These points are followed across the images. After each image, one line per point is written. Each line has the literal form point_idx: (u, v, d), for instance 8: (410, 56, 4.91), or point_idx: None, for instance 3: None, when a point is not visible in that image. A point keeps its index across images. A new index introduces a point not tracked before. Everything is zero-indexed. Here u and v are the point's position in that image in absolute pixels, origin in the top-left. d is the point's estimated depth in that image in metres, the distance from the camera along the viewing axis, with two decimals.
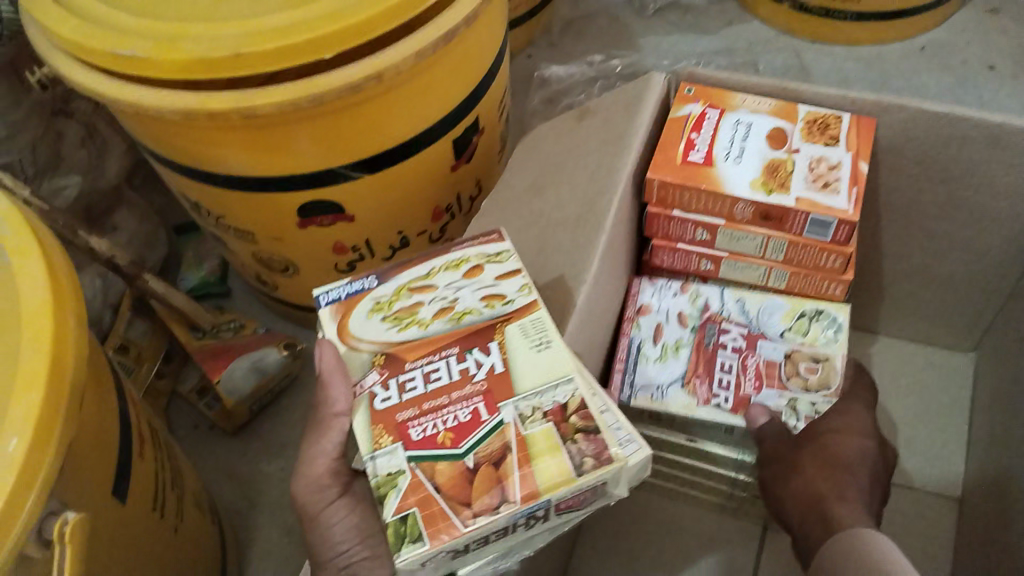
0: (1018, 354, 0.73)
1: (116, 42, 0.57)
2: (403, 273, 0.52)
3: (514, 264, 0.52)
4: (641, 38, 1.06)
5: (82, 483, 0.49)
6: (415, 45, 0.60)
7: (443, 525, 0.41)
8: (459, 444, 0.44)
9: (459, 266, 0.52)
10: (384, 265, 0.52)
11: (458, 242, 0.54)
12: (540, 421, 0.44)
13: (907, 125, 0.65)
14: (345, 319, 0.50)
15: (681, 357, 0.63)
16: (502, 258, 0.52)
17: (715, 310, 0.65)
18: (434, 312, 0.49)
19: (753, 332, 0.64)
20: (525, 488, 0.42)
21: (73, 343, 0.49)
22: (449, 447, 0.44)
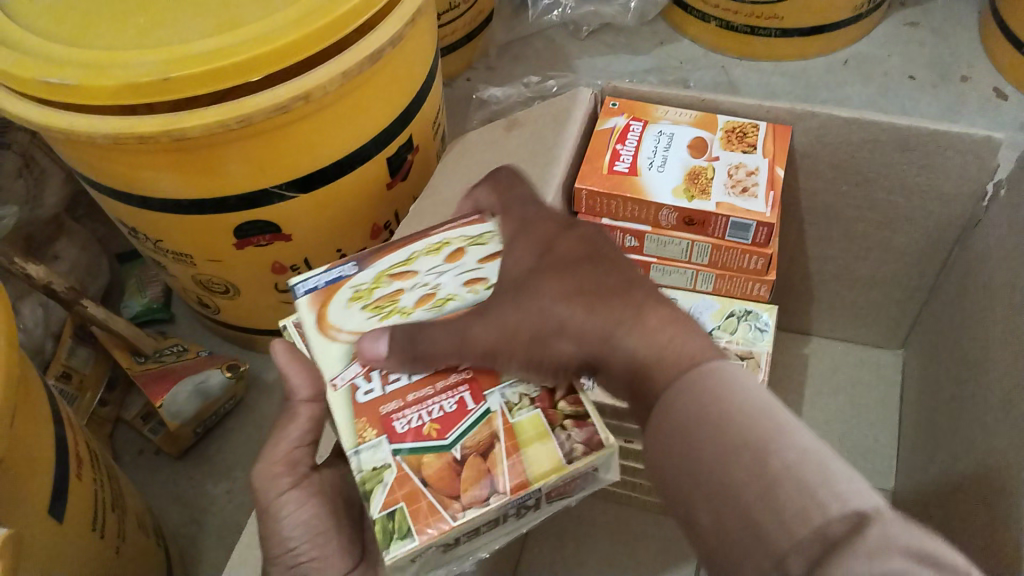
0: (941, 348, 0.76)
1: (45, 71, 0.58)
2: (383, 259, 0.53)
3: (495, 246, 0.52)
4: (577, 59, 1.09)
5: (15, 501, 0.50)
6: (344, 65, 0.61)
7: (433, 519, 0.42)
8: (444, 436, 0.45)
9: (438, 252, 0.53)
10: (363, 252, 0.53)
11: (440, 228, 0.55)
12: (529, 409, 0.46)
13: (821, 130, 0.67)
14: (323, 305, 0.51)
15: None
16: (484, 240, 0.53)
17: None
18: (416, 293, 0.50)
19: None
20: (514, 478, 0.43)
21: (2, 362, 0.49)
22: (434, 440, 0.44)
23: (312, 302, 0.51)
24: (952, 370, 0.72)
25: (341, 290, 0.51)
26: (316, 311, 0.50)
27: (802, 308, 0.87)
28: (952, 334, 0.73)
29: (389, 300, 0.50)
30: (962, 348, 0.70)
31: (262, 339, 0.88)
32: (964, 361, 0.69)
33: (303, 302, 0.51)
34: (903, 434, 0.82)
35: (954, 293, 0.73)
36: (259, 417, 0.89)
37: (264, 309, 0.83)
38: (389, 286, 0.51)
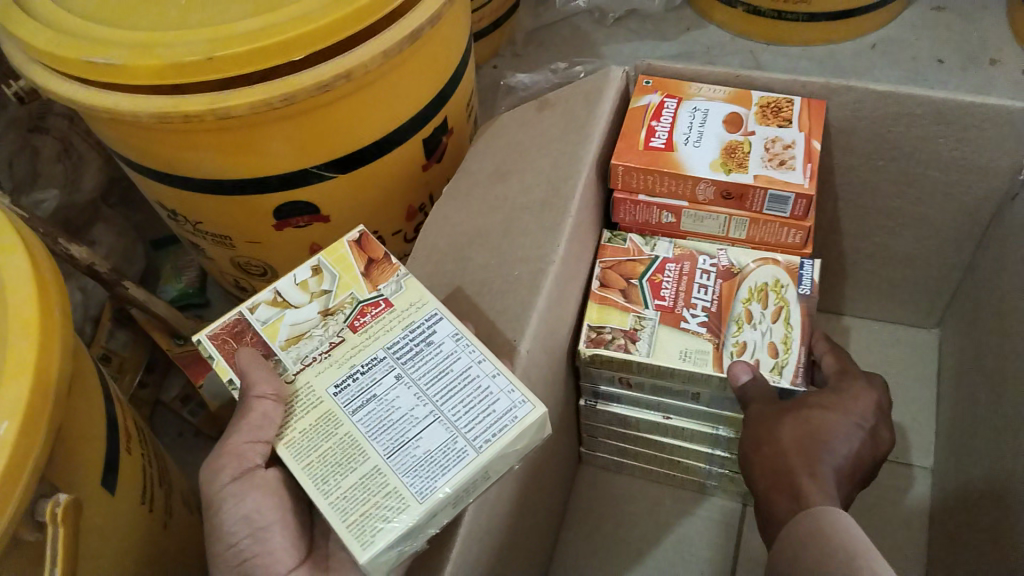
0: (978, 324, 0.76)
1: (91, 50, 0.59)
2: (373, 269, 0.54)
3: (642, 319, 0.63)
4: (603, 46, 1.10)
5: (75, 470, 0.51)
6: (383, 45, 0.62)
7: (364, 494, 0.45)
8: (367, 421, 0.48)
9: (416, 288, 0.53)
10: (370, 256, 0.55)
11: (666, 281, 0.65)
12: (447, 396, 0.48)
13: (857, 105, 0.68)
14: (356, 265, 0.54)
15: None
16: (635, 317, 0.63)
17: None
18: (731, 296, 0.63)
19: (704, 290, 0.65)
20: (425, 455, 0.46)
21: (61, 334, 0.50)
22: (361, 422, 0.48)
23: (348, 250, 0.55)
24: (990, 346, 0.73)
25: (700, 270, 0.65)
26: (340, 268, 0.54)
27: (836, 286, 0.88)
28: (989, 308, 0.74)
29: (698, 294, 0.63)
30: (1001, 321, 0.70)
31: None
32: (1002, 335, 0.70)
33: (339, 248, 0.55)
34: (941, 411, 0.82)
35: (991, 269, 0.73)
36: None
37: None
38: (725, 308, 0.63)
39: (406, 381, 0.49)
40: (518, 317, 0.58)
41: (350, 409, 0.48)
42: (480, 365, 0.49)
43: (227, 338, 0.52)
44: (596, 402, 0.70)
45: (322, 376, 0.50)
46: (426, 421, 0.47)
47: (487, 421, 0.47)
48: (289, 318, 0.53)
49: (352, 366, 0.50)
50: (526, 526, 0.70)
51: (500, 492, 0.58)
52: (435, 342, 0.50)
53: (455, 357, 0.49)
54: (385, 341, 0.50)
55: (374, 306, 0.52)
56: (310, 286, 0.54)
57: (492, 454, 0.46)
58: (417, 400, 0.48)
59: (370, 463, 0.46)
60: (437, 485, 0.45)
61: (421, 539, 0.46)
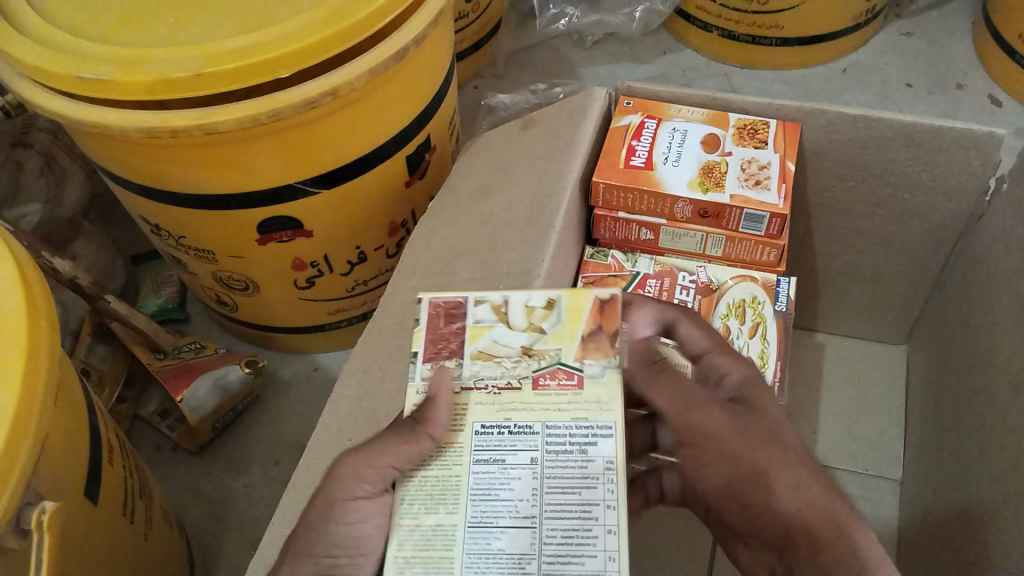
0: (946, 341, 0.78)
1: (80, 66, 0.59)
2: (593, 333, 0.47)
3: None
4: (582, 68, 1.11)
5: (60, 479, 0.51)
6: (370, 63, 0.63)
7: (417, 550, 0.42)
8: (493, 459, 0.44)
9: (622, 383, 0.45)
10: (606, 315, 0.47)
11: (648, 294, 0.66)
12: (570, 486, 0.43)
13: (829, 127, 0.70)
14: (585, 316, 0.48)
15: None
16: None
17: None
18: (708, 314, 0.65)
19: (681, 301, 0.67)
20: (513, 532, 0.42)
21: (48, 343, 0.51)
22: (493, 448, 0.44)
23: (589, 303, 0.48)
24: (957, 362, 0.75)
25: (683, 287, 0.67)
26: (572, 313, 0.48)
27: (808, 303, 0.90)
28: (957, 324, 0.76)
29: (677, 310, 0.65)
30: (967, 338, 0.73)
31: (278, 337, 0.90)
32: (968, 352, 0.72)
33: (583, 295, 0.48)
34: (911, 426, 0.84)
35: (958, 287, 0.75)
36: (275, 415, 0.90)
37: (282, 307, 0.84)
38: (705, 324, 0.65)
39: (538, 472, 0.43)
40: None
41: (479, 458, 0.44)
42: (609, 509, 0.41)
43: (440, 313, 0.49)
44: None
45: (479, 404, 0.45)
46: (523, 522, 0.41)
47: (569, 574, 0.40)
48: (496, 333, 0.48)
49: (509, 420, 0.44)
50: None
51: None
52: (586, 450, 0.43)
53: (596, 481, 0.42)
54: (552, 418, 0.44)
55: (567, 378, 0.45)
56: (534, 316, 0.48)
57: None
58: (535, 493, 0.42)
59: (454, 519, 0.42)
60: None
61: None
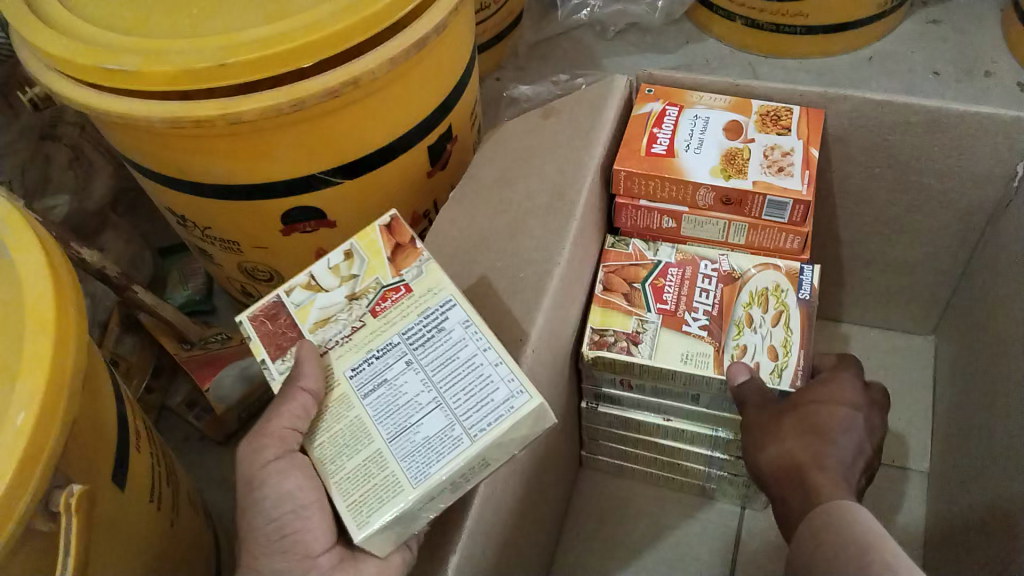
0: (974, 329, 0.78)
1: (105, 57, 0.60)
2: (384, 269, 0.56)
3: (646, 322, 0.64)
4: (604, 59, 1.11)
5: (88, 463, 0.52)
6: (391, 52, 0.63)
7: (367, 484, 0.49)
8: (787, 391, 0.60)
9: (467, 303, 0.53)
10: (404, 255, 0.56)
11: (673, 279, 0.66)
12: None
13: (853, 113, 0.69)
14: (356, 265, 0.57)
15: None
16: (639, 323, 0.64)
17: None
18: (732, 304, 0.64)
19: None
20: None
21: (75, 329, 0.51)
22: None
23: (377, 235, 0.57)
24: (986, 352, 0.74)
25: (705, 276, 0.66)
26: (369, 253, 0.57)
27: (833, 292, 0.89)
28: (984, 312, 0.75)
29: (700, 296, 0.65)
30: (995, 326, 0.72)
31: None
32: (997, 340, 0.71)
33: (371, 232, 0.58)
34: (938, 417, 0.83)
35: (986, 274, 0.75)
36: None
37: None
38: (726, 313, 0.64)
39: (415, 367, 0.51)
40: (522, 319, 0.59)
41: (364, 391, 0.52)
42: (485, 355, 0.51)
43: (262, 320, 0.56)
44: (596, 405, 0.72)
45: (341, 358, 0.53)
46: (429, 408, 0.50)
47: (490, 428, 0.48)
48: (320, 301, 0.56)
49: (369, 350, 0.53)
50: (530, 526, 0.71)
51: (504, 488, 0.60)
52: (446, 328, 0.52)
53: (465, 341, 0.51)
54: (400, 327, 0.53)
55: (395, 291, 0.55)
56: (341, 270, 0.57)
57: (484, 445, 0.48)
58: (424, 385, 0.50)
59: (373, 447, 0.50)
60: (432, 472, 0.48)
61: (421, 520, 0.49)
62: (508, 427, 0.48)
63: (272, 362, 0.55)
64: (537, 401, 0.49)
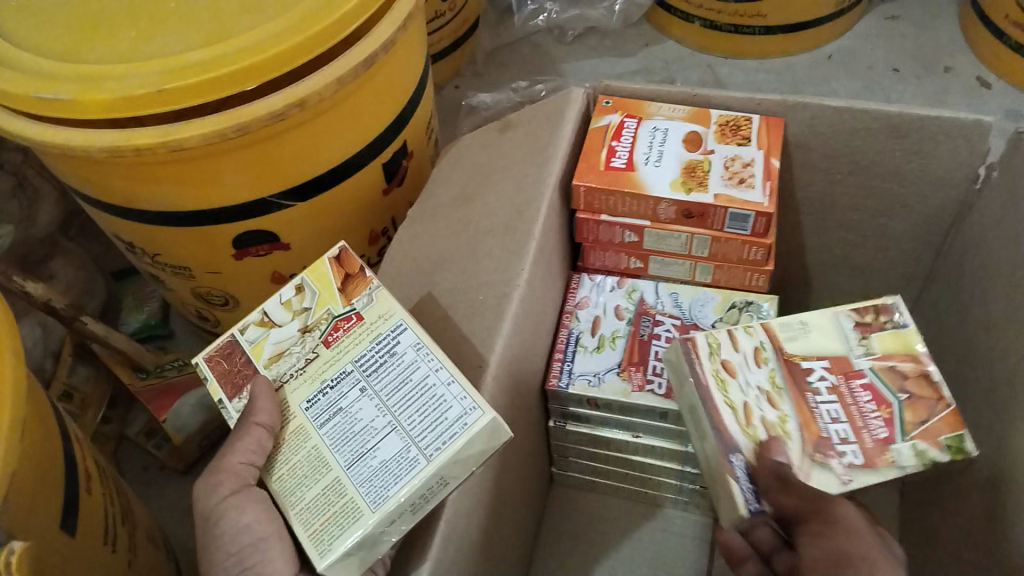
0: (940, 331, 0.77)
1: (39, 86, 0.58)
2: (336, 299, 0.54)
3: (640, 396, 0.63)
4: (564, 64, 1.10)
5: (31, 516, 0.50)
6: (339, 72, 0.61)
7: (326, 516, 0.46)
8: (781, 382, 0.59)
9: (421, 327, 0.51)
10: (355, 285, 0.54)
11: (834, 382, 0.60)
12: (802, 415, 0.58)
13: (813, 120, 0.68)
14: (308, 299, 0.54)
15: (616, 348, 0.66)
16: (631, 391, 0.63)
17: (649, 303, 0.69)
18: (780, 372, 0.60)
19: (685, 322, 0.67)
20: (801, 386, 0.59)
21: (12, 375, 0.49)
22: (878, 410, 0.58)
23: (327, 267, 0.55)
24: (952, 355, 0.74)
25: (846, 386, 0.59)
26: (322, 288, 0.55)
27: (800, 297, 0.89)
28: (950, 315, 0.74)
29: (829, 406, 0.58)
30: (961, 329, 0.71)
31: None
32: (963, 343, 0.71)
33: (320, 264, 0.55)
34: None
35: (951, 276, 0.74)
36: None
37: None
38: (795, 399, 0.59)
39: (370, 394, 0.49)
40: (483, 343, 0.57)
41: (319, 422, 0.50)
42: (438, 374, 0.49)
43: (217, 359, 0.54)
44: (564, 424, 0.71)
45: (296, 390, 0.51)
46: (384, 432, 0.48)
47: (447, 446, 0.46)
48: (273, 336, 0.54)
49: (323, 380, 0.51)
50: (500, 550, 0.69)
51: (471, 517, 0.58)
52: (399, 352, 0.50)
53: (417, 363, 0.50)
54: (353, 355, 0.51)
55: (347, 321, 0.53)
56: (293, 305, 0.54)
57: (442, 463, 0.46)
58: (378, 410, 0.48)
59: (331, 475, 0.47)
60: (391, 495, 0.45)
61: (384, 548, 0.47)
62: (464, 442, 0.46)
63: (229, 401, 0.53)
64: (492, 414, 0.47)
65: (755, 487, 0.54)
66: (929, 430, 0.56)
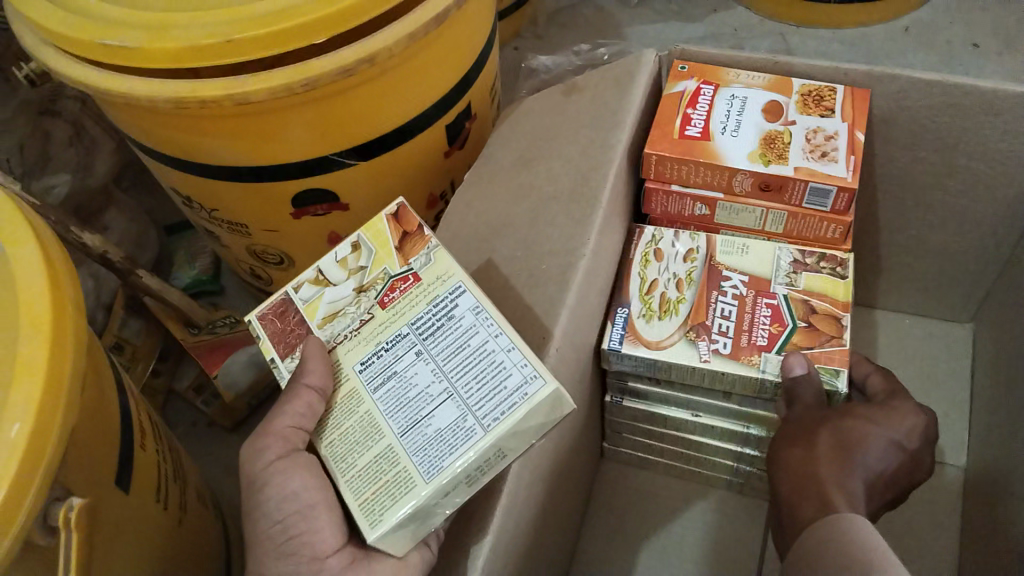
0: (1018, 320, 0.74)
1: (105, 32, 0.56)
2: (392, 258, 0.52)
3: (661, 328, 0.60)
4: (627, 27, 1.06)
5: (88, 471, 0.49)
6: (409, 27, 0.59)
7: (378, 485, 0.45)
8: (784, 324, 0.59)
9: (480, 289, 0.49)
10: (412, 243, 0.52)
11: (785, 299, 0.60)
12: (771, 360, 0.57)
13: (901, 94, 0.65)
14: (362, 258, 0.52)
15: (679, 313, 0.60)
16: (653, 319, 0.61)
17: None
18: (700, 270, 0.62)
19: (755, 279, 0.61)
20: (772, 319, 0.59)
21: (73, 328, 0.48)
22: (784, 329, 0.59)
23: (385, 224, 0.53)
24: None
25: (753, 299, 0.60)
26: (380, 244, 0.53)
27: (867, 278, 0.86)
28: None
29: (724, 308, 0.60)
30: None
31: None
32: None
33: (378, 221, 0.54)
34: (975, 410, 0.80)
35: None
36: None
37: None
38: (701, 291, 0.61)
39: (425, 357, 0.48)
40: (550, 313, 0.55)
41: (373, 386, 0.48)
42: (496, 340, 0.47)
43: (272, 318, 0.53)
44: (621, 400, 0.69)
45: (350, 352, 0.50)
46: (440, 400, 0.46)
47: (504, 417, 0.44)
48: (328, 296, 0.52)
49: (378, 342, 0.49)
50: (553, 525, 0.68)
51: (528, 492, 0.56)
52: (457, 315, 0.48)
53: (475, 328, 0.48)
54: (410, 317, 0.49)
55: (403, 282, 0.51)
56: (348, 263, 0.53)
57: (499, 435, 0.44)
58: (434, 376, 0.47)
59: (384, 443, 0.46)
60: (445, 466, 0.44)
61: (437, 520, 0.46)
62: (523, 415, 0.44)
63: (281, 362, 0.52)
64: (556, 385, 0.45)
65: (624, 330, 0.61)
66: (818, 354, 0.57)
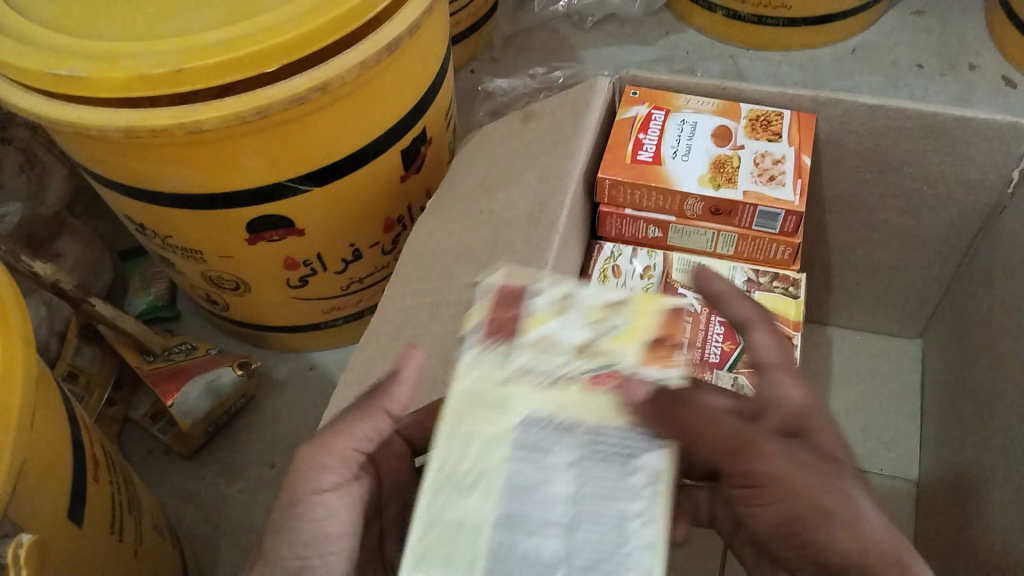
0: (964, 335, 0.76)
1: (54, 62, 0.56)
2: (644, 360, 0.42)
3: None
4: (582, 50, 1.07)
5: (38, 505, 0.48)
6: (362, 56, 0.60)
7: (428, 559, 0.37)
8: (736, 341, 0.60)
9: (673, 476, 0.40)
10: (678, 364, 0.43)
11: None
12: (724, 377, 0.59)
13: (845, 118, 0.67)
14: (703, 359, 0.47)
15: None
16: None
17: None
18: (656, 287, 0.63)
19: None
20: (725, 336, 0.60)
21: (22, 361, 0.47)
22: (736, 347, 0.60)
23: (660, 312, 0.44)
24: (976, 361, 0.72)
25: (707, 316, 0.62)
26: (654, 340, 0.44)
27: (820, 296, 0.87)
28: (975, 318, 0.73)
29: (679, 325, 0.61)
30: (988, 333, 0.69)
31: (270, 336, 0.88)
32: (989, 348, 0.69)
33: (656, 306, 0.45)
34: (926, 423, 0.82)
35: (978, 279, 0.73)
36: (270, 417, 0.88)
37: (273, 308, 0.82)
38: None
39: (581, 481, 0.38)
40: None
41: (516, 450, 0.39)
42: (648, 534, 0.38)
43: (502, 296, 0.45)
44: None
45: (523, 398, 0.40)
46: (559, 533, 0.38)
47: None
48: (558, 325, 0.43)
49: (555, 416, 0.40)
50: None
51: None
52: (634, 467, 0.39)
53: (639, 495, 0.39)
54: (596, 424, 0.40)
55: (618, 385, 0.41)
56: (604, 328, 0.43)
57: None
58: (573, 501, 0.38)
59: (482, 520, 0.38)
60: None
61: None
62: None
63: (478, 338, 0.43)
64: None
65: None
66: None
